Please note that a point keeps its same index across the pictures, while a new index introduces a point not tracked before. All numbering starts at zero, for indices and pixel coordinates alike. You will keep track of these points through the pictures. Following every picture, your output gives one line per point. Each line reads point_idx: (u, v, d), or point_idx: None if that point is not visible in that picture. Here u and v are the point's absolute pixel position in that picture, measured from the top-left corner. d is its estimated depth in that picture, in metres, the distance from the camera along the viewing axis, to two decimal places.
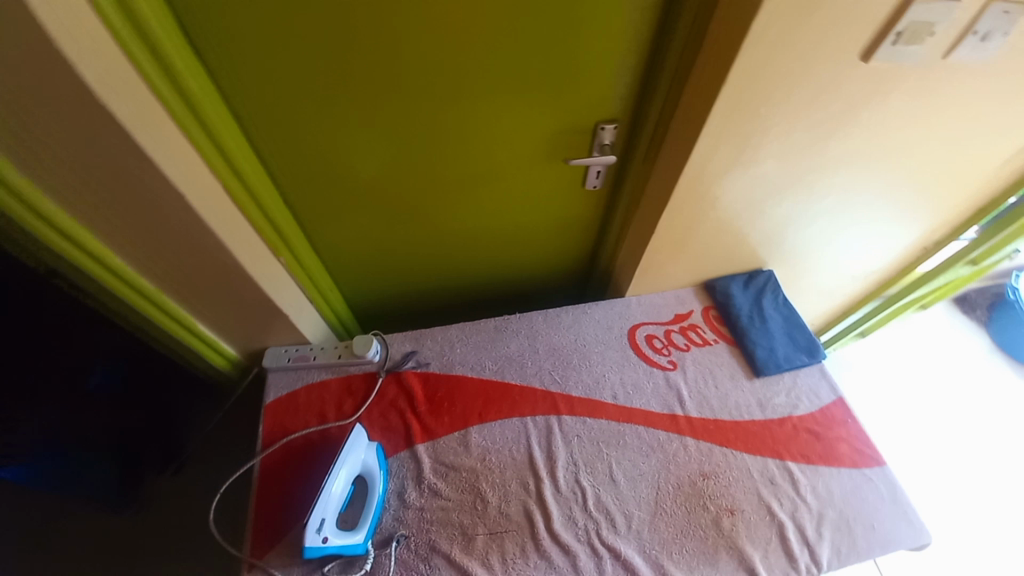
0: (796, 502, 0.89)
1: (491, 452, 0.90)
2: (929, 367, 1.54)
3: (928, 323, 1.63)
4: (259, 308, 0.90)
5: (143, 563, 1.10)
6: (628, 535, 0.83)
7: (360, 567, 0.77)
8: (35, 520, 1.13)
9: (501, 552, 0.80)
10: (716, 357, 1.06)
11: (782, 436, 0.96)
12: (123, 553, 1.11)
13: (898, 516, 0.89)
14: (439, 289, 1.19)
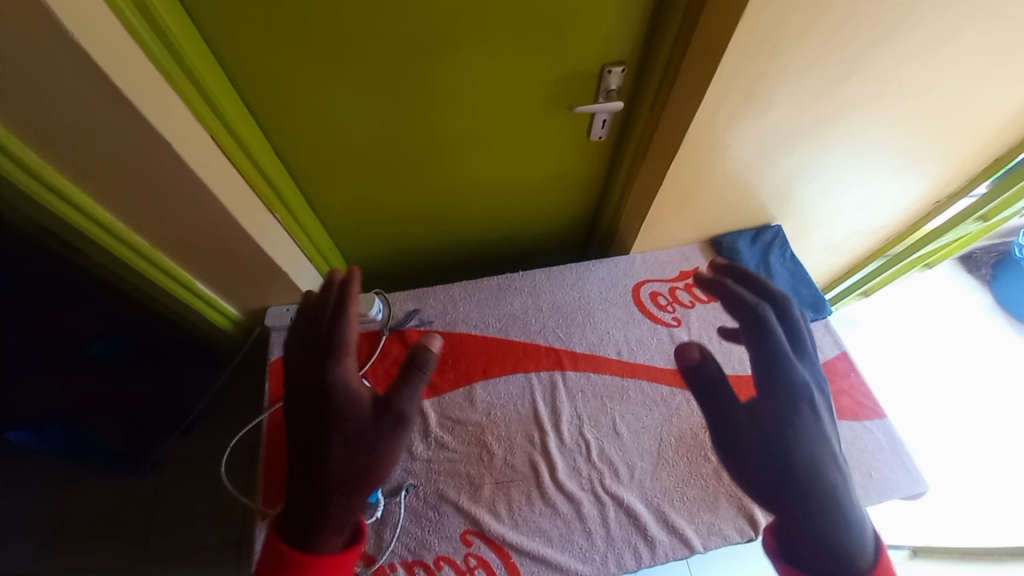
0: (799, 401, 0.83)
1: (496, 408, 0.91)
2: (931, 325, 1.54)
3: (932, 281, 1.62)
4: (257, 267, 0.89)
5: (163, 516, 1.14)
6: (631, 484, 0.85)
7: (371, 515, 0.79)
8: (57, 477, 1.17)
9: (507, 500, 0.82)
10: (719, 283, 1.02)
11: (776, 346, 0.90)
12: (142, 507, 1.15)
13: (896, 464, 0.91)
14: (437, 248, 1.18)
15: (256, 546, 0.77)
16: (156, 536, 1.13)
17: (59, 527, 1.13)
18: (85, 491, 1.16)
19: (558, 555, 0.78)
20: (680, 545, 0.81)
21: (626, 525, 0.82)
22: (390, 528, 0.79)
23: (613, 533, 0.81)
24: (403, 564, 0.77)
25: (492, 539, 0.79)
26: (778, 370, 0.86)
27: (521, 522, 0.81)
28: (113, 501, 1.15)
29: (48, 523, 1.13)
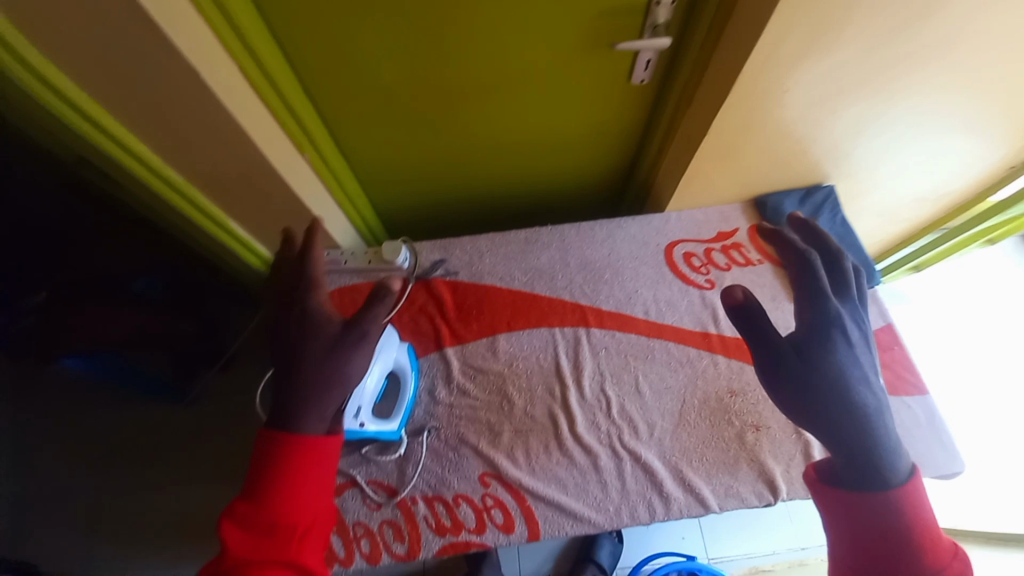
0: (830, 329, 0.77)
1: (518, 359, 0.92)
2: (990, 305, 1.42)
3: (996, 258, 1.48)
4: (288, 209, 0.90)
5: (209, 442, 1.25)
6: (650, 441, 0.85)
7: (394, 451, 0.83)
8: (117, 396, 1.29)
9: (525, 448, 0.84)
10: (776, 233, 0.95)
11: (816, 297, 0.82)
12: (190, 430, 1.26)
13: (933, 443, 0.87)
14: (466, 199, 1.15)
15: None
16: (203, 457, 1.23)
17: (122, 444, 1.26)
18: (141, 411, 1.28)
19: (573, 502, 0.80)
20: (695, 503, 0.81)
21: (642, 480, 0.83)
22: (412, 464, 0.83)
23: (627, 487, 0.82)
24: (423, 498, 0.80)
25: (509, 482, 0.82)
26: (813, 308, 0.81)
27: (538, 469, 0.83)
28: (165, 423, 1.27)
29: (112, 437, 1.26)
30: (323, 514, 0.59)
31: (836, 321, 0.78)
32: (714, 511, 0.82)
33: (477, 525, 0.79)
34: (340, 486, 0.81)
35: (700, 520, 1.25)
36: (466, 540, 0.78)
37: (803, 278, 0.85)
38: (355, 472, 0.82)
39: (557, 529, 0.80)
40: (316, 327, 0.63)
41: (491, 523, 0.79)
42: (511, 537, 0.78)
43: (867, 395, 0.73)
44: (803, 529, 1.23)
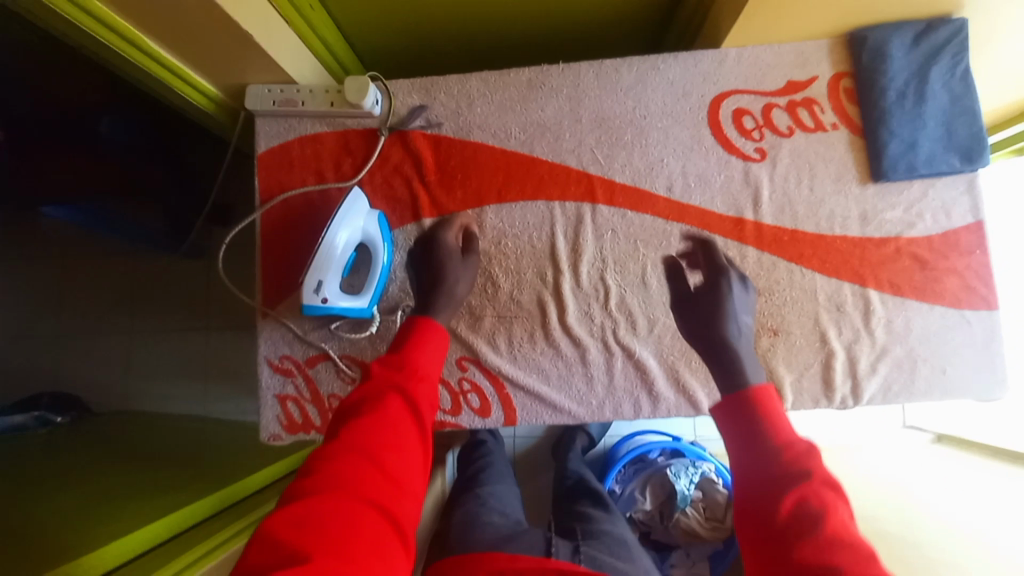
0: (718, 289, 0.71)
1: (508, 238, 0.78)
2: None
3: None
4: (218, 30, 0.69)
5: (194, 301, 1.19)
6: (648, 338, 0.76)
7: (366, 329, 0.77)
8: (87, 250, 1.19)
9: (508, 334, 0.77)
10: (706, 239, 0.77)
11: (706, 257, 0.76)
12: (173, 289, 1.19)
13: (983, 363, 0.75)
14: (457, 24, 0.88)
15: (259, 340, 0.78)
16: (190, 315, 1.19)
17: (107, 298, 1.20)
18: (116, 266, 1.20)
19: (554, 393, 0.76)
20: (686, 404, 0.75)
21: (632, 377, 0.76)
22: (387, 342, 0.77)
23: (614, 382, 0.76)
24: None
25: (488, 368, 0.76)
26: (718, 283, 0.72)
27: (520, 356, 0.76)
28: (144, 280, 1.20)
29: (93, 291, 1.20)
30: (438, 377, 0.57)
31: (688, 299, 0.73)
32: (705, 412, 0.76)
33: (452, 406, 0.77)
34: (312, 360, 0.77)
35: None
36: (442, 418, 0.77)
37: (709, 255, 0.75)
38: (327, 346, 0.77)
39: (534, 415, 0.77)
40: (444, 253, 0.73)
41: (467, 405, 0.76)
42: (486, 420, 0.76)
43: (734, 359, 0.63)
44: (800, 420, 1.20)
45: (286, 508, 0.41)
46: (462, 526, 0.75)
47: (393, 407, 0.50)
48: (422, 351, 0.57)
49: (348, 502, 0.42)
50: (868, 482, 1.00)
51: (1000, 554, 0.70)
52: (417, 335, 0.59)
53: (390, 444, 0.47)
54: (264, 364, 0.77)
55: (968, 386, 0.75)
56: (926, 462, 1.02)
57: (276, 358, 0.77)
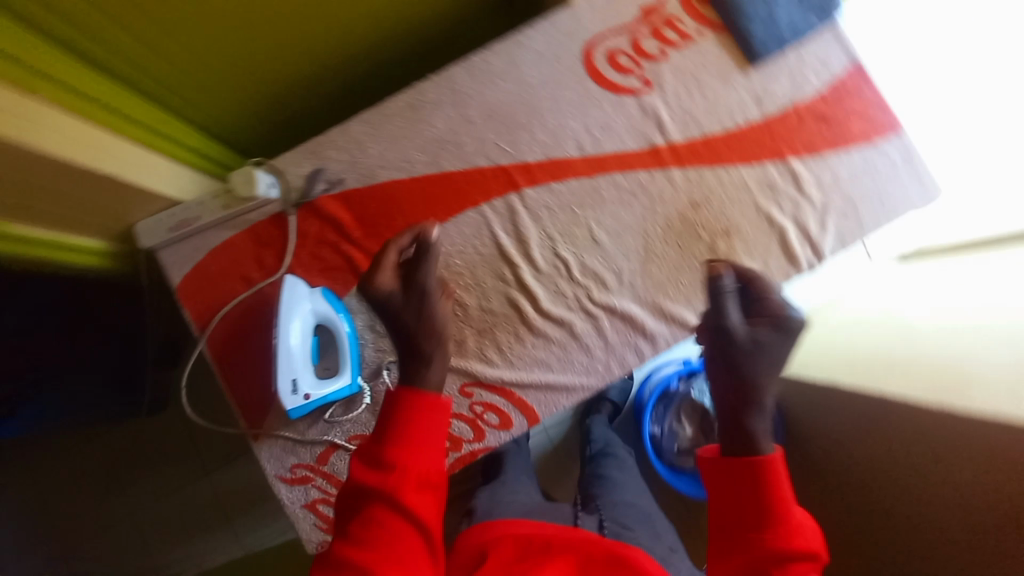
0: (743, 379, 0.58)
1: (454, 256, 0.78)
2: None
3: None
4: (88, 188, 0.65)
5: (181, 454, 1.13)
6: (622, 289, 0.78)
7: (361, 403, 0.74)
8: (48, 455, 1.11)
9: (496, 344, 0.77)
10: (718, 294, 0.62)
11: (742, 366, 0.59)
12: (155, 451, 1.12)
13: (910, 180, 0.80)
14: (313, 74, 0.85)
15: (262, 462, 0.74)
16: (185, 469, 1.13)
17: (91, 491, 1.12)
18: (87, 455, 1.12)
19: (562, 378, 0.76)
20: (681, 331, 0.78)
21: (623, 330, 0.77)
22: None
23: (610, 341, 0.77)
24: None
25: (491, 384, 0.76)
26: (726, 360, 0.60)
27: (515, 359, 0.77)
28: (122, 456, 1.12)
29: (74, 491, 1.12)
30: (440, 467, 0.54)
31: (738, 344, 0.59)
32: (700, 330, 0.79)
33: (473, 433, 0.76)
34: (325, 455, 0.74)
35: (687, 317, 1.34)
36: (472, 448, 0.77)
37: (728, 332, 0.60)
38: (332, 437, 0.74)
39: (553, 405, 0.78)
40: (395, 302, 0.60)
41: (487, 426, 0.76)
42: (512, 431, 0.77)
43: (758, 420, 0.58)
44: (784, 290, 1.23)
45: None
46: (488, 506, 0.79)
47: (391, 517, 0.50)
48: (413, 439, 0.53)
49: None
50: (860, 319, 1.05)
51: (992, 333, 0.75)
52: (407, 420, 0.54)
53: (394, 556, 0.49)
54: (278, 480, 0.74)
55: (907, 207, 0.81)
56: (902, 281, 1.08)
57: (288, 470, 0.74)
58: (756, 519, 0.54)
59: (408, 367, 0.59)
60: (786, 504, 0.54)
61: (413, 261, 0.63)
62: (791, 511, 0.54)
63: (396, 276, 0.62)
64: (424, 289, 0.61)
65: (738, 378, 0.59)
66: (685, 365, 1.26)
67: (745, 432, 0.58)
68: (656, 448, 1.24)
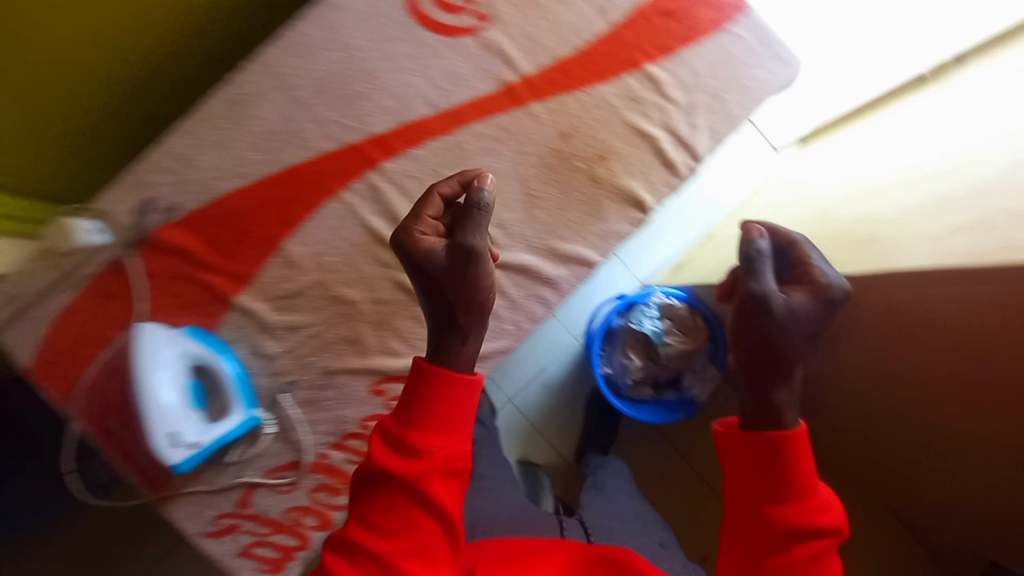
0: (774, 351, 0.58)
1: (326, 253, 0.71)
2: None
3: None
4: None
5: None
6: (511, 241, 0.74)
7: (266, 434, 0.69)
8: None
9: (396, 332, 0.72)
10: (751, 264, 0.57)
11: (773, 337, 0.57)
12: None
13: (770, 59, 0.78)
14: (98, 81, 0.74)
15: (178, 522, 0.69)
16: None
17: None
18: None
19: None
20: (580, 268, 0.76)
21: (523, 282, 0.74)
22: (294, 429, 0.70)
23: (512, 297, 0.74)
24: (332, 446, 0.71)
25: (400, 374, 0.72)
26: (757, 331, 0.58)
27: (421, 342, 0.72)
28: None
29: None
30: (463, 453, 0.52)
31: (773, 314, 0.56)
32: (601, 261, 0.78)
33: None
34: (245, 497, 0.70)
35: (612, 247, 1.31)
36: None
37: (763, 304, 0.57)
38: (247, 476, 0.70)
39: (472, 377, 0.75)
40: (436, 266, 0.53)
41: None
42: None
43: (783, 392, 0.58)
44: (706, 206, 1.28)
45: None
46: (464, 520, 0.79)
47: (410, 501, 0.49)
48: (432, 426, 0.51)
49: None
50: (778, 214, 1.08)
51: (884, 195, 0.77)
52: (427, 403, 0.52)
53: (414, 540, 0.49)
54: (204, 536, 0.70)
55: (774, 87, 0.79)
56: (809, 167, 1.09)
57: (211, 522, 0.70)
58: (783, 488, 0.55)
59: (444, 335, 0.55)
60: (809, 479, 0.56)
61: (458, 216, 0.54)
62: (817, 485, 0.56)
63: (440, 229, 0.55)
64: (471, 252, 0.52)
65: (772, 351, 0.58)
66: (620, 300, 1.25)
67: (770, 403, 0.58)
68: (613, 387, 1.27)
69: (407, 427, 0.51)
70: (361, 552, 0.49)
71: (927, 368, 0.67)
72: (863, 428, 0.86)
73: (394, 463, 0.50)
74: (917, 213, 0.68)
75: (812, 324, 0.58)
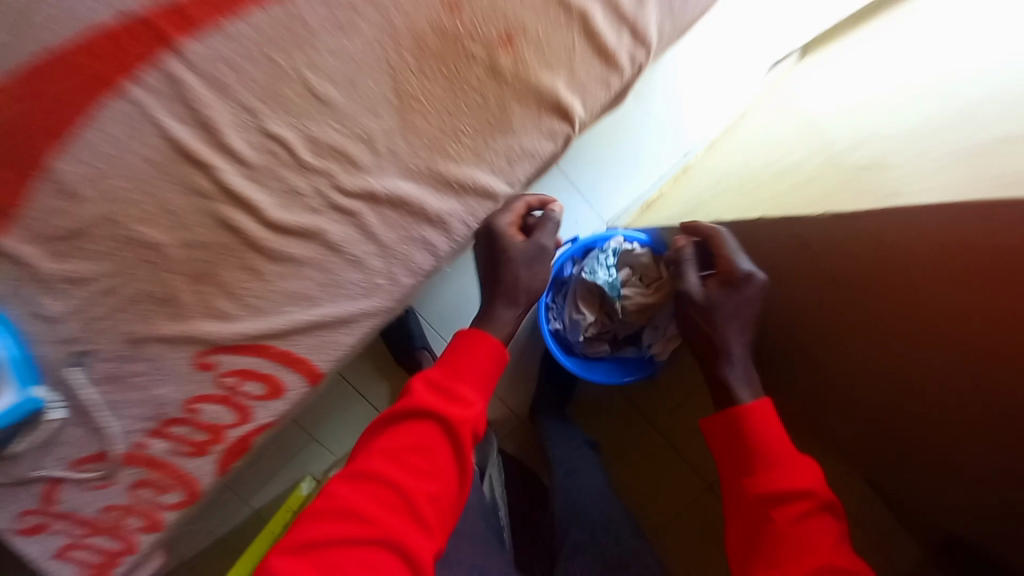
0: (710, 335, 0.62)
1: (111, 174, 0.51)
2: None
3: None
4: None
5: None
6: (378, 161, 0.53)
7: (57, 419, 0.54)
8: None
9: (224, 286, 0.54)
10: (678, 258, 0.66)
11: (704, 321, 0.62)
12: None
13: None
14: None
15: None
16: None
17: None
18: None
19: (335, 311, 0.55)
20: (480, 201, 0.56)
21: (397, 220, 0.54)
22: (95, 414, 0.54)
23: (383, 242, 0.54)
24: (152, 434, 0.55)
25: (232, 345, 0.54)
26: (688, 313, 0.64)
27: (259, 301, 0.54)
28: None
29: None
30: (484, 416, 0.56)
31: (692, 306, 0.63)
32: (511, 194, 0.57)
33: (235, 416, 0.57)
34: (46, 494, 0.55)
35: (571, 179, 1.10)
36: (240, 432, 0.58)
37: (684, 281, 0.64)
38: (43, 471, 0.54)
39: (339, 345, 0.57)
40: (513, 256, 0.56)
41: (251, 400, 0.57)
42: (284, 398, 0.57)
43: (729, 369, 0.61)
44: (683, 130, 1.10)
45: (319, 517, 0.51)
46: None
47: (431, 433, 0.53)
48: (466, 374, 0.55)
49: (367, 529, 0.49)
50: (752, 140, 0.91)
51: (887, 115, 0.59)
52: (466, 358, 0.56)
53: (422, 479, 0.52)
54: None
55: None
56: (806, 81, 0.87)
57: (8, 523, 0.55)
58: (767, 454, 0.55)
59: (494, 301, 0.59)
60: (792, 449, 0.55)
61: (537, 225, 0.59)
62: (796, 454, 0.55)
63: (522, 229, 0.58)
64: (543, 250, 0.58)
65: (707, 341, 0.62)
66: (576, 244, 1.07)
67: (719, 382, 0.61)
68: (563, 345, 1.11)
69: (446, 385, 0.55)
70: (376, 474, 0.51)
71: (863, 314, 0.58)
72: (805, 374, 0.78)
73: (432, 401, 0.53)
74: (915, 122, 0.54)
75: (747, 308, 0.61)
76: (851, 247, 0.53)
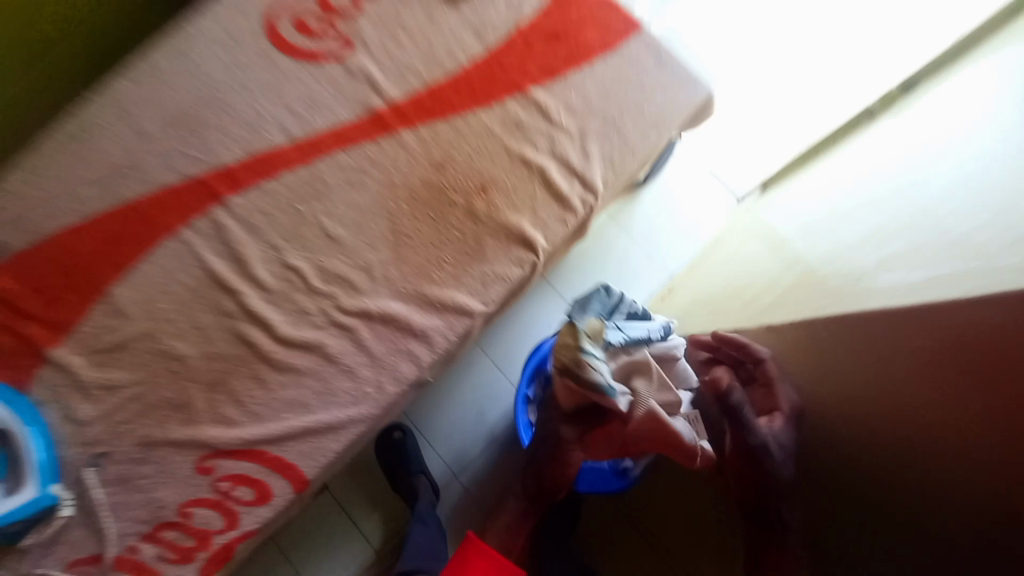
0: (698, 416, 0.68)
1: (152, 301, 0.62)
2: None
3: None
4: None
5: None
6: (373, 289, 0.62)
7: (60, 515, 0.59)
8: None
9: (233, 398, 0.60)
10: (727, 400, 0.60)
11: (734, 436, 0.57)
12: None
13: (690, 97, 0.68)
14: None
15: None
16: None
17: None
18: None
19: (325, 420, 0.60)
20: (457, 317, 0.63)
21: (395, 365, 0.62)
22: (99, 515, 0.59)
23: (379, 397, 0.61)
24: (145, 539, 0.59)
25: (232, 450, 0.60)
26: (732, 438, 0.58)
27: (262, 410, 0.60)
28: None
29: None
30: None
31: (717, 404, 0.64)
32: (456, 336, 0.64)
33: (222, 522, 0.59)
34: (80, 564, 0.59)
35: (571, 302, 1.14)
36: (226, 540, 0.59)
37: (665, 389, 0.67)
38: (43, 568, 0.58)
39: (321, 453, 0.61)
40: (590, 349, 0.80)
41: (238, 505, 0.59)
42: (270, 504, 0.59)
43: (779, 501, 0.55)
44: None
45: None
46: None
47: None
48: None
49: None
50: (761, 231, 0.84)
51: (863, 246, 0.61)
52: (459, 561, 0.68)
53: None
54: None
55: (688, 120, 0.70)
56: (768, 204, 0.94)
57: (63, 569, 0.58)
58: None
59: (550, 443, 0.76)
60: None
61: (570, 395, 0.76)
62: None
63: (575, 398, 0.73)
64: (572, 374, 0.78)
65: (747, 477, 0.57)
66: None
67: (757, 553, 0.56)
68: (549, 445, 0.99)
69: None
70: None
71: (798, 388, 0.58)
72: None
73: None
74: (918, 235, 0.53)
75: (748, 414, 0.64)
76: (912, 357, 0.46)
